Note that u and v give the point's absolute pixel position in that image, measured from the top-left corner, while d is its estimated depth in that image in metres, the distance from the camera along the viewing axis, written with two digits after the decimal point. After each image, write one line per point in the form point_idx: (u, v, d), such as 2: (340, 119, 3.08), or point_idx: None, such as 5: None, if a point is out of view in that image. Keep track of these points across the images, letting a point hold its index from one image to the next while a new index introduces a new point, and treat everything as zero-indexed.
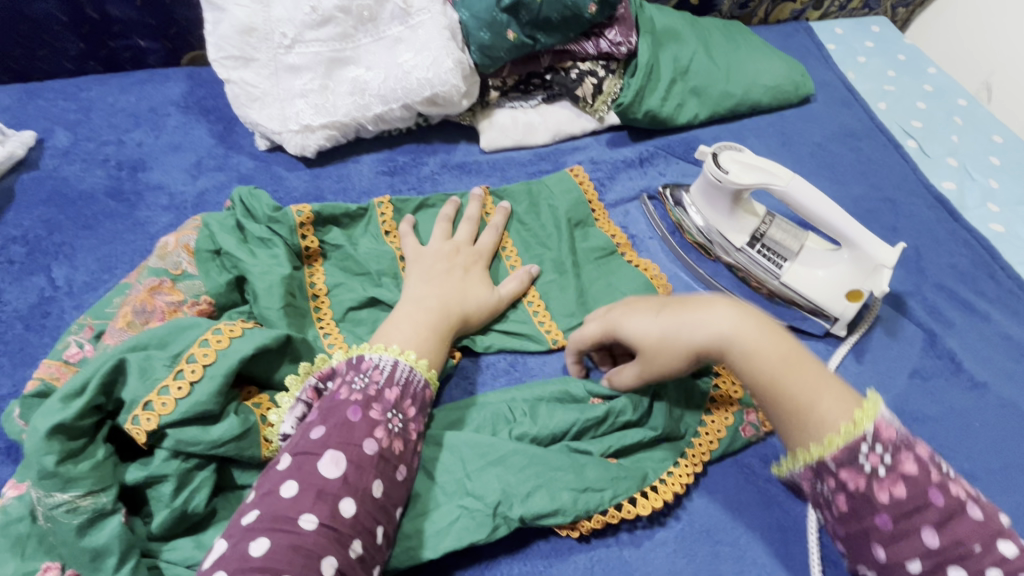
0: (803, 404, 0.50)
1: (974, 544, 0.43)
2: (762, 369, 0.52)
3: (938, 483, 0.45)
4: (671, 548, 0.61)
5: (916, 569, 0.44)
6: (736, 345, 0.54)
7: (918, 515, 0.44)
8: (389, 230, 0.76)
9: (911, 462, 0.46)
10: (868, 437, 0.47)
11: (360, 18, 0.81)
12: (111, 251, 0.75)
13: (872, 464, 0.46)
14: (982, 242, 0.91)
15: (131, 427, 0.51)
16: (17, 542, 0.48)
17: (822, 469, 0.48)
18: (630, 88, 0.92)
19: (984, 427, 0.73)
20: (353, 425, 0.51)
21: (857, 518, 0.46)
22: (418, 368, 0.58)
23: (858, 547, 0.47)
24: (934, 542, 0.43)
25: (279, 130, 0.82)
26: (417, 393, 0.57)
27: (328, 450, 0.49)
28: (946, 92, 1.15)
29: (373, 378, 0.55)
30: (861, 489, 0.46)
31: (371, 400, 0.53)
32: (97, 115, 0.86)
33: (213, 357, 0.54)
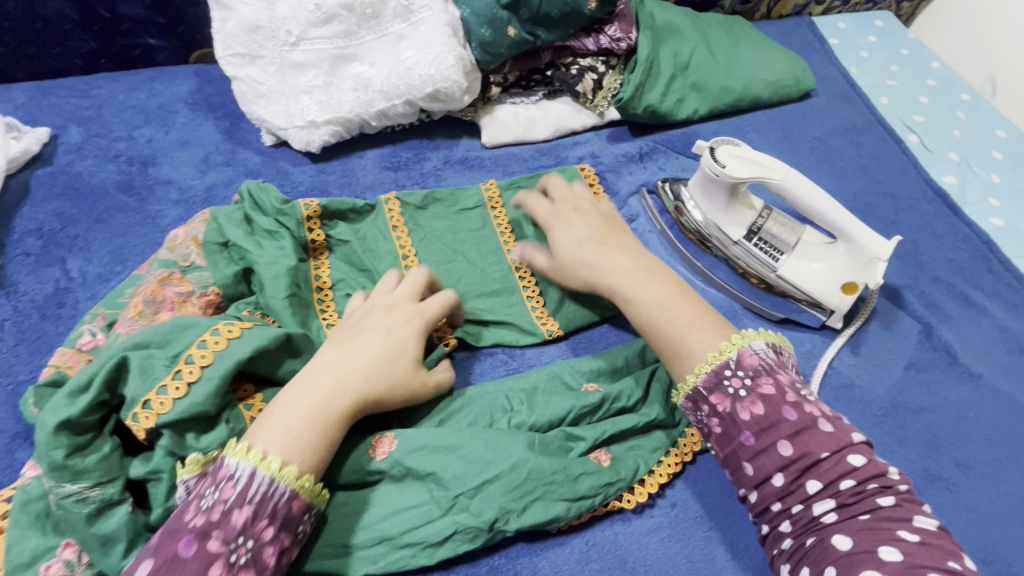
0: (679, 337, 0.60)
1: (822, 452, 0.52)
2: (648, 306, 0.63)
3: (793, 403, 0.54)
4: (665, 533, 0.63)
5: (779, 481, 0.53)
6: (635, 283, 0.65)
7: (774, 430, 0.53)
8: (396, 224, 0.78)
9: (769, 384, 0.55)
10: (731, 364, 0.56)
11: (363, 15, 0.83)
12: (123, 244, 0.77)
13: (732, 386, 0.56)
14: (981, 236, 0.92)
15: (131, 424, 0.54)
16: (37, 519, 0.52)
17: (698, 396, 0.57)
18: (629, 84, 0.93)
19: (979, 419, 0.73)
20: (183, 562, 0.45)
21: (729, 438, 0.55)
22: (282, 478, 0.50)
23: (735, 466, 0.55)
24: (792, 455, 0.52)
25: (284, 126, 0.84)
26: (280, 509, 0.49)
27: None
28: (948, 87, 1.15)
29: (224, 495, 0.48)
30: (727, 410, 0.56)
31: (212, 527, 0.47)
32: (109, 112, 0.89)
33: (211, 359, 0.56)
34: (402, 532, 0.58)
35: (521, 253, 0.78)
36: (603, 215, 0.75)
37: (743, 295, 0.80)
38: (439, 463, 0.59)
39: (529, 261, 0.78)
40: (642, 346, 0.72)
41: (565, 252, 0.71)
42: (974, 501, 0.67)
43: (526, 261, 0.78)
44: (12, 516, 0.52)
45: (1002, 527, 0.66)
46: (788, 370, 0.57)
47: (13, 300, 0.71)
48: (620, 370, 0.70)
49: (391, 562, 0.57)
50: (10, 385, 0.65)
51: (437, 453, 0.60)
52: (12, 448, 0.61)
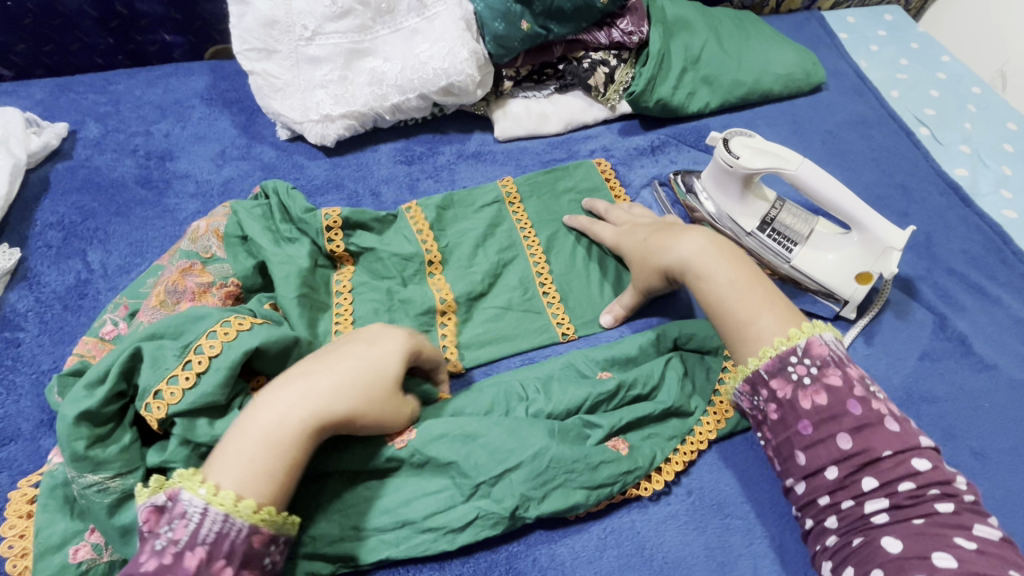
0: (747, 319, 0.60)
1: (883, 450, 0.53)
2: (719, 287, 0.62)
3: (859, 398, 0.55)
4: (682, 521, 0.63)
5: (833, 474, 0.54)
6: (706, 259, 0.64)
7: (835, 422, 0.55)
8: (421, 229, 0.77)
9: (836, 376, 0.56)
10: (799, 351, 0.57)
11: (378, 10, 0.84)
12: (142, 237, 0.78)
13: (798, 372, 0.57)
14: (994, 227, 0.92)
15: (145, 413, 0.55)
16: (65, 502, 0.53)
17: (757, 380, 0.59)
18: (641, 77, 0.93)
19: (994, 408, 0.73)
20: None
21: (786, 425, 0.58)
22: (236, 513, 0.47)
23: (787, 455, 0.58)
24: (850, 450, 0.54)
25: (300, 119, 0.85)
26: (235, 547, 0.47)
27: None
28: (959, 80, 1.15)
29: (176, 536, 0.46)
30: (788, 397, 0.57)
31: (165, 572, 0.45)
32: (126, 107, 0.90)
33: (219, 349, 0.56)
34: (423, 518, 0.59)
35: (543, 254, 0.79)
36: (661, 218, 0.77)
37: None
38: (461, 452, 0.60)
39: (554, 271, 0.79)
40: (655, 336, 0.72)
41: (634, 243, 0.74)
42: (991, 490, 0.67)
43: (552, 270, 0.79)
44: (39, 501, 0.53)
45: (1018, 514, 0.66)
46: (856, 366, 0.58)
47: (35, 291, 0.72)
48: (633, 358, 0.71)
49: (414, 546, 0.58)
50: (34, 374, 0.66)
51: (458, 441, 0.61)
52: (37, 435, 0.62)
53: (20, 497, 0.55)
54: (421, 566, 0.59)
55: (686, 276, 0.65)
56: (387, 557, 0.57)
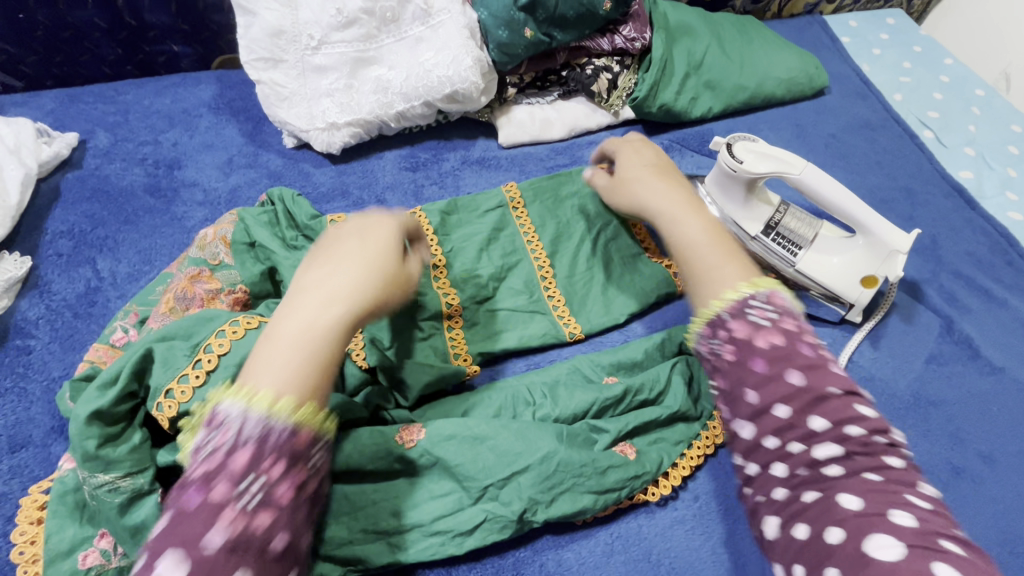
0: (713, 262, 0.52)
1: (834, 386, 0.42)
2: (689, 229, 0.57)
3: (811, 341, 0.45)
4: (689, 526, 0.63)
5: (783, 414, 0.42)
6: (677, 213, 0.60)
7: (792, 358, 0.44)
8: (426, 234, 0.78)
9: (793, 322, 0.46)
10: (761, 297, 0.47)
11: (383, 19, 0.84)
12: (150, 245, 0.79)
13: (758, 315, 0.46)
14: (1000, 230, 0.91)
15: (156, 413, 0.55)
16: (74, 509, 0.54)
17: (720, 320, 0.47)
18: (644, 83, 0.93)
19: (1002, 412, 0.73)
20: (190, 523, 0.36)
21: (737, 362, 0.45)
22: (283, 410, 0.40)
23: (733, 393, 0.45)
24: (802, 385, 0.43)
25: (306, 127, 0.85)
26: (281, 442, 0.39)
27: (157, 562, 0.35)
28: (963, 83, 1.15)
29: (219, 439, 0.39)
30: (746, 334, 0.45)
31: (211, 478, 0.37)
32: (135, 117, 0.91)
33: (228, 346, 0.57)
34: (431, 521, 0.59)
35: (548, 260, 0.79)
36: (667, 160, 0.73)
37: None
38: (468, 455, 0.60)
39: (558, 275, 0.79)
40: (661, 340, 0.72)
41: (633, 169, 0.70)
42: (1001, 494, 0.67)
43: (556, 274, 0.79)
44: (50, 507, 0.54)
45: None
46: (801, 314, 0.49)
47: (46, 299, 0.72)
48: (639, 362, 0.71)
49: (422, 549, 0.58)
50: (44, 381, 0.67)
51: (467, 443, 0.61)
52: (48, 442, 0.63)
53: (31, 504, 0.56)
54: (430, 571, 0.59)
55: (658, 220, 0.61)
56: (396, 560, 0.57)
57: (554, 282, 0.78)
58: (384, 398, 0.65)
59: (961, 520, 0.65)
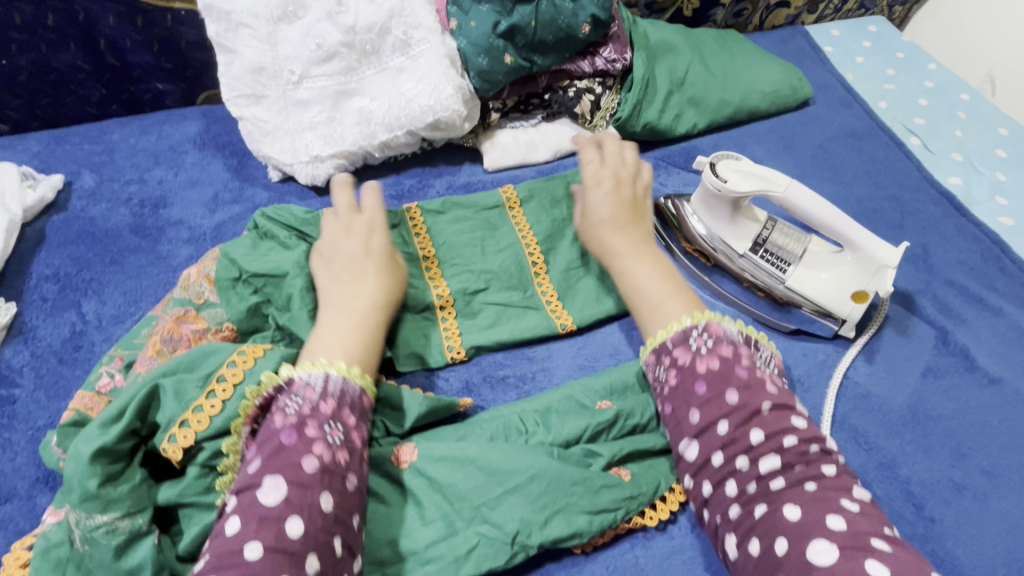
0: (660, 302, 0.68)
1: (767, 408, 0.57)
2: (639, 278, 0.71)
3: (745, 365, 0.60)
4: (688, 555, 0.62)
5: (724, 429, 0.57)
6: (631, 260, 0.73)
7: (725, 381, 0.59)
8: (418, 231, 0.82)
9: (727, 348, 0.61)
10: (699, 328, 0.63)
11: (363, 52, 0.85)
12: (136, 285, 0.78)
13: (698, 344, 0.62)
14: (991, 236, 0.91)
15: (168, 446, 0.54)
16: (58, 565, 0.50)
17: (662, 349, 0.64)
18: (627, 103, 0.94)
19: (1003, 425, 0.71)
20: (289, 448, 0.51)
21: (683, 389, 0.60)
22: (351, 376, 0.58)
23: (681, 416, 0.60)
24: (739, 404, 0.57)
25: (290, 161, 0.85)
26: (355, 402, 0.57)
27: (266, 478, 0.49)
28: (947, 87, 1.15)
29: (307, 396, 0.55)
30: (687, 362, 0.61)
31: (306, 419, 0.53)
32: (120, 156, 0.91)
33: (242, 375, 0.57)
34: (426, 547, 0.58)
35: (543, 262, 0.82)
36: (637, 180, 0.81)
37: (751, 306, 0.80)
38: (459, 475, 0.61)
39: (551, 275, 0.81)
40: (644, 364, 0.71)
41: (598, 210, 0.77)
42: (1005, 511, 0.65)
43: (549, 273, 0.81)
44: (33, 565, 0.51)
45: None
46: (748, 343, 0.63)
47: (31, 345, 0.72)
48: (632, 386, 0.70)
49: None
50: (29, 430, 0.66)
51: (458, 464, 0.61)
52: (32, 494, 0.62)
53: (13, 562, 0.53)
54: None
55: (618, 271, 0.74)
56: None
57: (549, 281, 0.80)
58: (376, 427, 0.64)
59: (966, 540, 0.63)
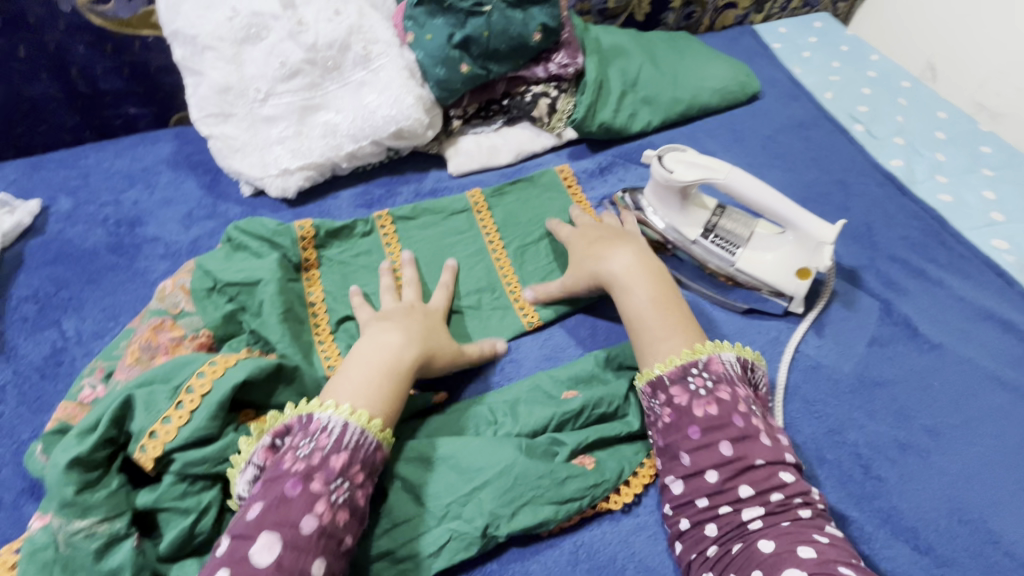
0: (660, 334, 0.70)
1: (759, 460, 0.60)
2: (642, 300, 0.73)
3: (742, 413, 0.63)
4: (652, 531, 0.66)
5: (713, 476, 0.60)
6: (633, 278, 0.75)
7: (721, 430, 0.62)
8: (389, 240, 0.88)
9: (726, 392, 0.64)
10: (699, 364, 0.66)
11: (325, 68, 0.88)
12: (114, 301, 0.81)
13: (697, 383, 0.65)
14: (930, 212, 0.96)
15: (139, 455, 0.56)
16: (43, 566, 0.51)
17: (659, 384, 0.66)
18: (581, 105, 0.99)
19: (944, 386, 0.76)
20: (291, 502, 0.52)
21: (678, 428, 0.64)
22: (371, 430, 0.59)
23: (672, 456, 0.64)
24: (732, 457, 0.60)
25: (260, 176, 0.89)
26: (368, 457, 0.58)
27: (262, 534, 0.51)
28: (889, 76, 1.22)
29: (320, 444, 0.57)
30: (683, 403, 0.64)
31: (313, 471, 0.54)
32: (96, 179, 0.94)
33: (209, 386, 0.58)
34: (397, 547, 0.60)
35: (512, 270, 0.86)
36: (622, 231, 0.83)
37: (707, 291, 0.84)
38: (431, 475, 0.64)
39: (521, 279, 0.85)
40: (607, 356, 0.75)
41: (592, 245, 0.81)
42: (947, 466, 0.69)
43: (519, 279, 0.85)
44: (19, 568, 0.51)
45: (973, 487, 0.68)
46: (746, 388, 0.66)
47: (13, 363, 0.74)
48: (596, 377, 0.74)
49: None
50: (13, 444, 0.68)
51: (429, 465, 0.65)
52: (18, 504, 0.64)
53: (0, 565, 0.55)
54: None
55: (616, 290, 0.76)
56: None
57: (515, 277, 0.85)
58: None
59: (910, 495, 0.67)
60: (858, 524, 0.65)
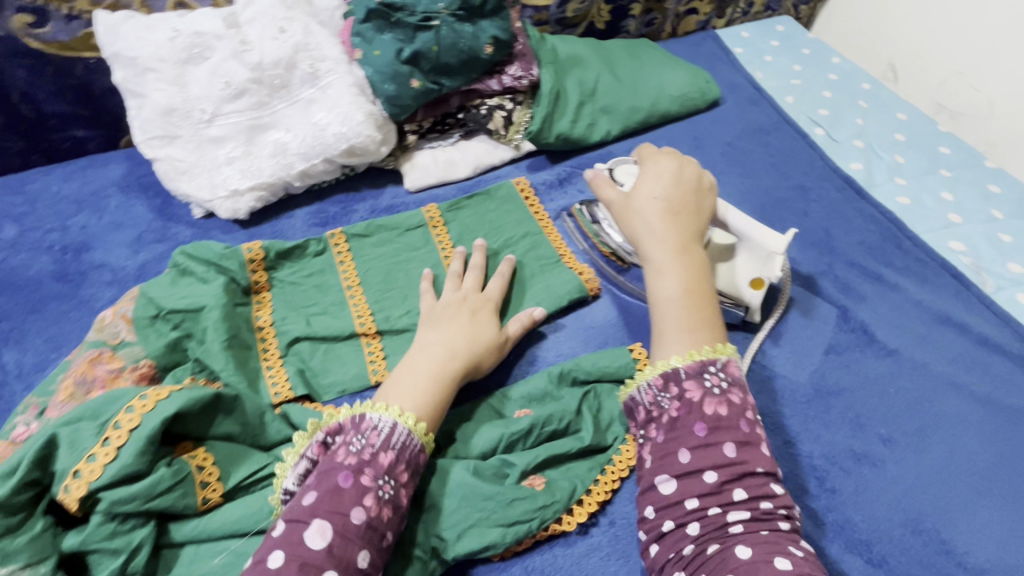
0: (686, 323, 0.65)
1: (757, 468, 0.57)
2: (678, 285, 0.67)
3: (748, 420, 0.60)
4: (604, 552, 0.65)
5: (711, 477, 0.57)
6: (672, 260, 0.68)
7: (727, 432, 0.59)
8: (343, 257, 0.86)
9: (737, 396, 0.61)
10: (717, 364, 0.62)
11: (272, 87, 0.87)
12: (58, 331, 0.79)
13: (712, 382, 0.61)
14: (888, 216, 0.96)
15: (64, 496, 0.54)
16: None
17: (672, 376, 0.63)
18: (537, 116, 0.98)
19: (899, 393, 0.76)
20: (342, 493, 0.54)
21: (683, 423, 0.60)
22: (416, 432, 0.60)
23: (669, 452, 0.59)
24: (734, 460, 0.57)
25: (209, 198, 0.87)
26: (412, 458, 0.59)
27: (316, 519, 0.53)
28: (850, 79, 1.22)
29: (370, 441, 0.58)
30: (695, 398, 0.61)
31: (364, 465, 0.56)
32: (43, 205, 0.92)
33: (138, 420, 0.57)
34: None
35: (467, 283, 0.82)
36: (693, 197, 0.74)
37: None
38: None
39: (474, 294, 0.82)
40: (561, 371, 0.73)
41: (648, 210, 0.72)
42: (901, 475, 0.69)
43: None
44: None
45: (926, 496, 0.68)
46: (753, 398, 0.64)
47: None
48: (550, 394, 0.73)
49: None
50: None
51: None
52: None
53: None
54: None
55: (652, 266, 0.69)
56: None
57: None
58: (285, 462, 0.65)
59: (865, 507, 0.66)
60: (812, 538, 0.64)
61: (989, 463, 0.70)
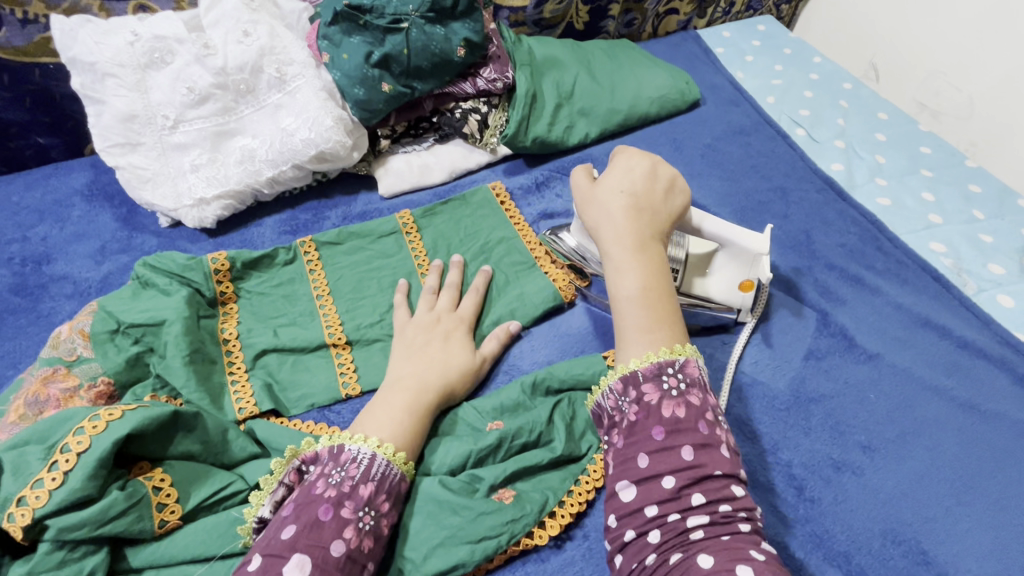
0: (645, 324, 0.63)
1: (716, 470, 0.55)
2: (636, 284, 0.65)
3: (708, 421, 0.58)
4: (578, 568, 0.63)
5: (669, 482, 0.55)
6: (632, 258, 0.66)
7: (683, 434, 0.57)
8: (313, 264, 0.84)
9: (697, 396, 0.59)
10: (676, 364, 0.60)
11: (238, 92, 0.85)
12: (15, 347, 0.76)
13: (670, 384, 0.59)
14: (869, 218, 0.95)
15: (7, 524, 0.51)
16: None
17: (631, 379, 0.61)
18: (513, 119, 0.95)
19: (879, 399, 0.74)
20: (324, 526, 0.52)
21: (641, 428, 0.58)
22: (395, 462, 0.59)
23: (628, 458, 0.58)
24: (691, 463, 0.55)
25: (174, 207, 0.84)
26: (393, 487, 0.58)
27: (294, 554, 0.50)
28: (831, 78, 1.21)
29: (350, 473, 0.56)
30: (653, 401, 0.59)
31: (344, 498, 0.54)
32: (2, 215, 0.89)
33: (87, 443, 0.55)
34: None
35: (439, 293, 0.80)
36: (655, 188, 0.70)
37: None
38: None
39: None
40: (535, 380, 0.72)
41: (609, 206, 0.69)
42: (880, 484, 0.68)
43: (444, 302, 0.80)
44: None
45: (905, 505, 0.66)
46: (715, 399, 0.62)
47: None
48: (523, 405, 0.71)
49: None
50: None
51: None
52: None
53: None
54: None
55: (611, 263, 0.67)
56: None
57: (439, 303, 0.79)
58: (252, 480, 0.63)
59: (844, 517, 0.65)
60: (790, 551, 0.62)
61: (968, 469, 0.69)
